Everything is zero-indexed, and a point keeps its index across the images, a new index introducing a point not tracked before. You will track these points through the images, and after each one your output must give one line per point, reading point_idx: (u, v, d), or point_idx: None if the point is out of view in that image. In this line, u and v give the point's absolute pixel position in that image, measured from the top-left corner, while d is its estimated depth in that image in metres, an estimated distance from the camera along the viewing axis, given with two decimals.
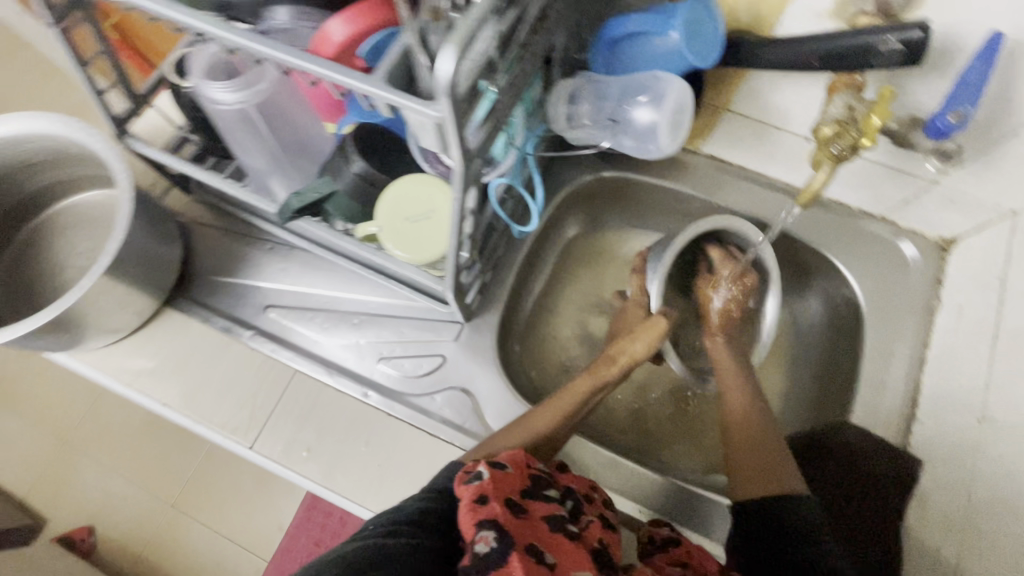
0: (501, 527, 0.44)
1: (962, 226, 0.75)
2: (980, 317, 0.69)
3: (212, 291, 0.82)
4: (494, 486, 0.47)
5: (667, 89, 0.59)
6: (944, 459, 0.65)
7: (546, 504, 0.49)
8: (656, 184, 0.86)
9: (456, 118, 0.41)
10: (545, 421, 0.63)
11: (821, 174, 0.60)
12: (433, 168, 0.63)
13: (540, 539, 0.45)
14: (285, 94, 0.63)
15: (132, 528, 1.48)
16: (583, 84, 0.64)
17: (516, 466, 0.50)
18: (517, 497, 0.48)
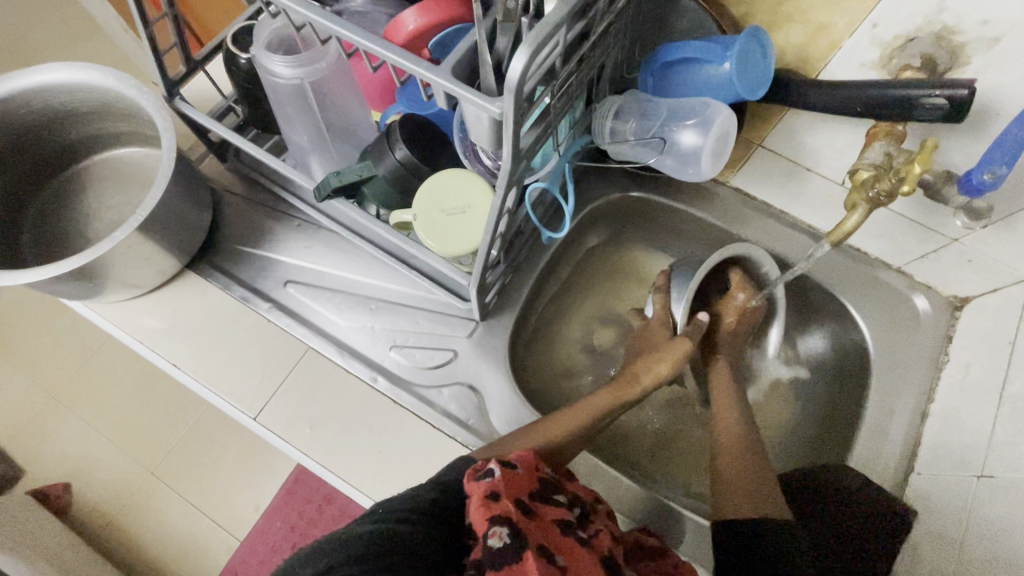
0: (515, 524, 0.45)
1: (976, 286, 0.77)
2: (987, 377, 0.70)
3: (234, 260, 0.82)
4: (506, 486, 0.48)
5: (714, 116, 0.61)
6: (939, 513, 0.66)
7: (554, 508, 0.50)
8: (681, 209, 0.87)
9: (515, 117, 0.42)
10: (559, 430, 0.65)
11: (854, 216, 0.61)
12: (473, 166, 0.66)
13: (550, 541, 0.46)
14: (341, 77, 0.65)
15: (110, 489, 1.46)
16: (630, 102, 0.66)
17: (525, 467, 0.51)
18: (527, 498, 0.49)
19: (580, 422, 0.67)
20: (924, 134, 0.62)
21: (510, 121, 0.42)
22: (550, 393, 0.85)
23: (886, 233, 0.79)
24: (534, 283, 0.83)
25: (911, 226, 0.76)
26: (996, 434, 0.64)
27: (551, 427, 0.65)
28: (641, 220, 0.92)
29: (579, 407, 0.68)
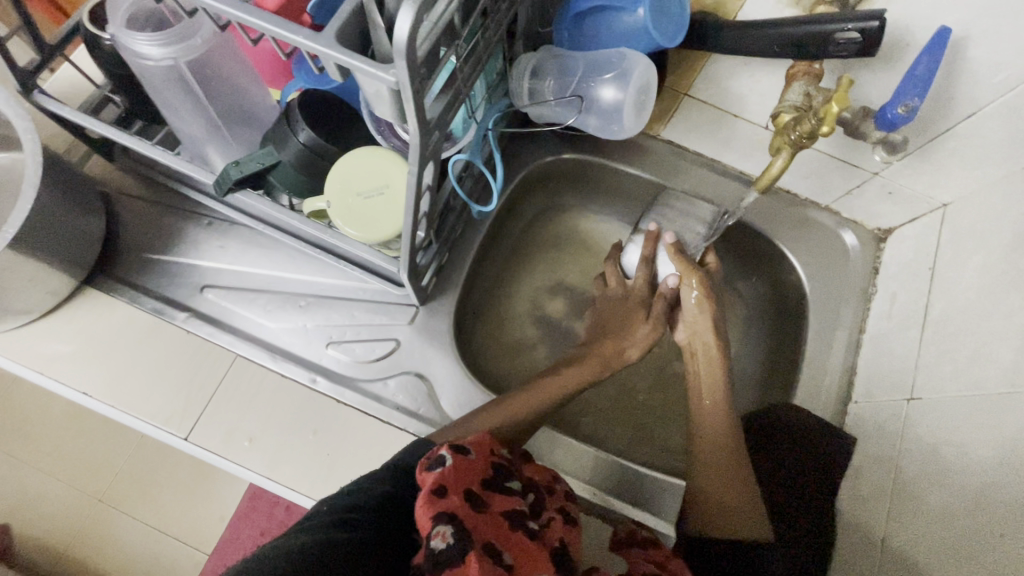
0: (457, 520, 0.42)
1: (898, 216, 0.80)
2: (911, 304, 0.73)
3: (140, 270, 0.75)
4: (454, 477, 0.46)
5: (632, 66, 0.58)
6: (876, 436, 0.69)
7: (504, 498, 0.48)
8: (615, 168, 0.86)
9: (413, 84, 0.38)
10: (523, 410, 0.64)
11: (778, 160, 0.61)
12: (387, 143, 0.61)
13: (497, 535, 0.44)
14: (224, 54, 0.58)
15: (57, 524, 1.37)
16: (547, 58, 0.62)
17: (479, 453, 0.50)
18: (476, 490, 0.46)
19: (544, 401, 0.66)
20: (839, 70, 0.62)
21: (407, 89, 0.38)
22: (503, 369, 0.83)
23: (812, 173, 0.81)
24: (473, 259, 0.79)
25: (835, 165, 0.77)
26: (921, 356, 0.67)
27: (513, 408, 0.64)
28: (576, 183, 0.90)
29: (541, 387, 0.67)
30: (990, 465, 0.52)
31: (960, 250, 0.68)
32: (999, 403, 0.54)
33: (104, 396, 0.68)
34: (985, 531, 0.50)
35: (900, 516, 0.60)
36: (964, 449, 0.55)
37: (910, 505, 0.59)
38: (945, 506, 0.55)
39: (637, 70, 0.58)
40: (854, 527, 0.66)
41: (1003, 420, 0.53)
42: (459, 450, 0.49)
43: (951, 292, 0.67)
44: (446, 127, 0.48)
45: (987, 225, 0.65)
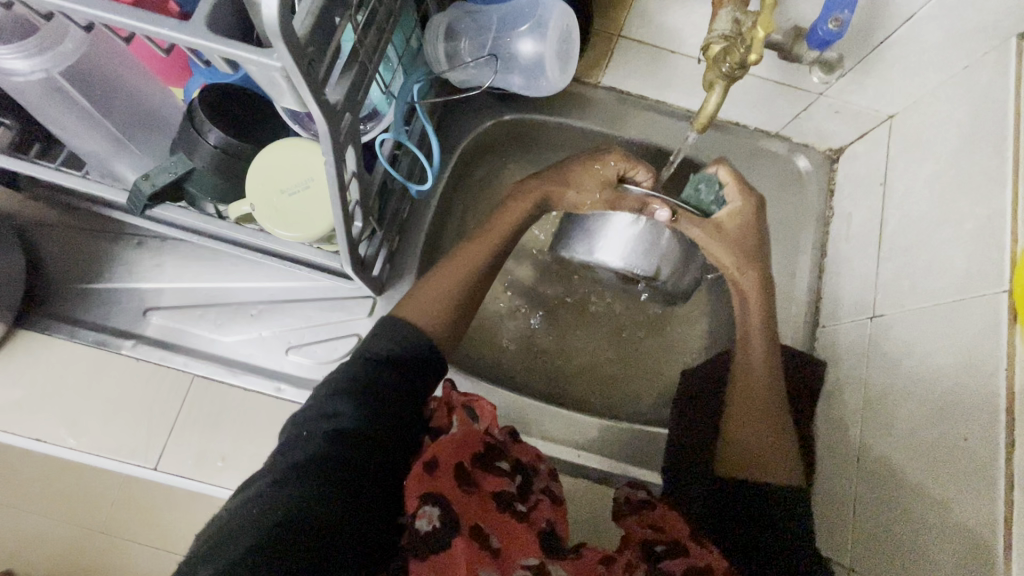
0: (446, 504, 0.43)
1: (847, 134, 0.79)
2: (866, 221, 0.73)
3: (74, 302, 0.70)
4: (450, 454, 0.46)
5: (549, 16, 0.55)
6: (843, 357, 0.70)
7: (496, 478, 0.47)
8: (559, 124, 0.82)
9: (303, 67, 0.34)
10: (438, 293, 0.61)
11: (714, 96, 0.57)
12: (306, 132, 0.56)
13: (485, 518, 0.45)
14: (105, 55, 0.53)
15: (58, 560, 1.35)
16: (460, 16, 0.58)
17: (467, 432, 0.49)
18: (471, 467, 0.47)
19: (485, 257, 0.65)
20: None
21: (296, 73, 0.34)
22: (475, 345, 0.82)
23: (758, 102, 0.79)
24: (425, 240, 0.76)
25: (779, 90, 0.75)
26: (881, 273, 0.67)
27: (459, 269, 0.63)
28: (523, 144, 0.86)
29: (486, 236, 0.66)
30: (951, 371, 0.53)
31: (909, 161, 0.68)
32: (956, 309, 0.54)
33: (61, 439, 0.65)
34: (951, 435, 0.51)
35: (872, 430, 0.62)
36: (926, 359, 0.56)
37: (880, 419, 0.61)
38: (913, 416, 0.56)
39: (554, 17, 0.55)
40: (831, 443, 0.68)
41: (960, 325, 0.53)
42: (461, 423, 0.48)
43: (903, 204, 0.67)
44: (358, 108, 0.44)
45: (932, 131, 0.65)
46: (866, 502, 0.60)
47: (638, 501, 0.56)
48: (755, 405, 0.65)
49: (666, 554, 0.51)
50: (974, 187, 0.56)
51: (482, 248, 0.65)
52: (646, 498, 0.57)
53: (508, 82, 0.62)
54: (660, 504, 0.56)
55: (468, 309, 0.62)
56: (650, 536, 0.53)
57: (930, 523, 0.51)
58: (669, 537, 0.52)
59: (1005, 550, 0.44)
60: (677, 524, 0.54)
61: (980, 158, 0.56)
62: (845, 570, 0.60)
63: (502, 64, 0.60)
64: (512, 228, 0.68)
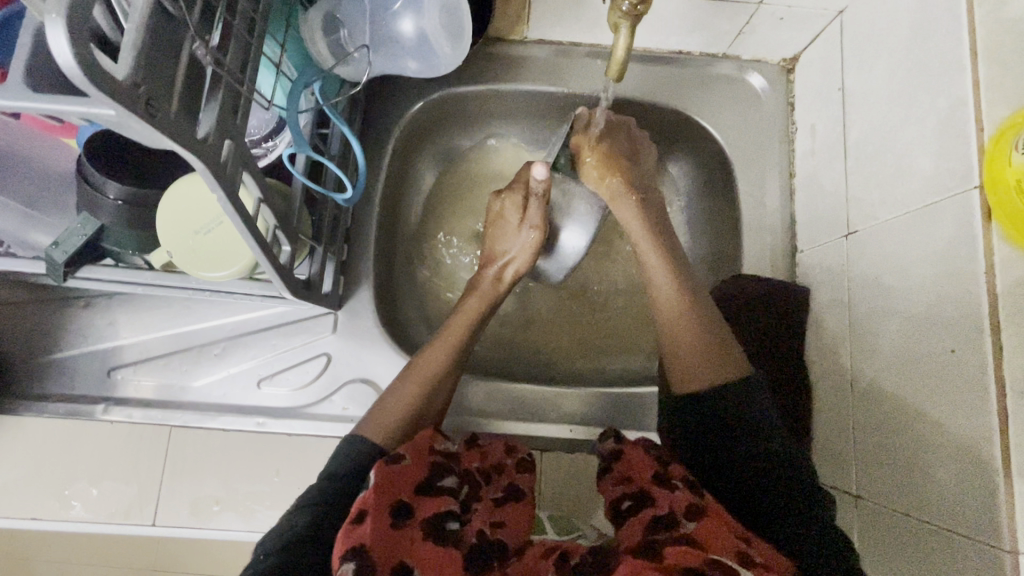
0: (364, 552, 0.43)
1: (798, 41, 0.73)
2: (830, 133, 0.68)
3: (36, 378, 0.69)
4: (375, 497, 0.47)
5: None
6: (823, 280, 0.67)
7: (433, 501, 0.49)
8: (492, 91, 0.77)
9: (139, 111, 0.30)
10: (408, 401, 0.59)
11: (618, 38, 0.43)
12: None
13: (410, 552, 0.45)
14: None
15: None
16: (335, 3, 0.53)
17: (414, 457, 0.51)
18: (404, 500, 0.48)
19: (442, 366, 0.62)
20: None
21: (133, 118, 0.30)
22: None
23: (697, 25, 0.72)
24: (377, 243, 0.73)
25: (715, 9, 0.69)
26: (851, 186, 0.63)
27: (417, 385, 0.60)
28: (461, 120, 0.81)
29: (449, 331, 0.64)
30: (930, 282, 0.50)
31: (864, 59, 0.62)
32: (928, 216, 0.51)
33: (55, 514, 0.65)
34: (938, 348, 0.49)
35: (861, 353, 0.59)
36: (905, 272, 0.53)
37: (867, 340, 0.58)
38: (899, 333, 0.54)
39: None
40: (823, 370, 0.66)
41: (934, 232, 0.50)
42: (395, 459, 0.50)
43: (863, 109, 0.62)
44: (237, 133, 0.41)
45: (884, 22, 0.59)
46: (863, 427, 0.58)
47: (610, 453, 0.60)
48: (677, 327, 0.60)
49: (635, 508, 0.52)
50: (933, 78, 0.51)
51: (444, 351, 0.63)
52: (616, 448, 0.60)
53: (402, 68, 0.60)
54: (629, 450, 0.59)
55: (432, 414, 0.61)
56: (619, 493, 0.55)
57: (928, 442, 0.49)
58: (635, 488, 0.54)
59: (1003, 460, 0.42)
60: (641, 468, 0.56)
61: (935, 45, 0.51)
62: (852, 497, 0.58)
63: (394, 48, 0.58)
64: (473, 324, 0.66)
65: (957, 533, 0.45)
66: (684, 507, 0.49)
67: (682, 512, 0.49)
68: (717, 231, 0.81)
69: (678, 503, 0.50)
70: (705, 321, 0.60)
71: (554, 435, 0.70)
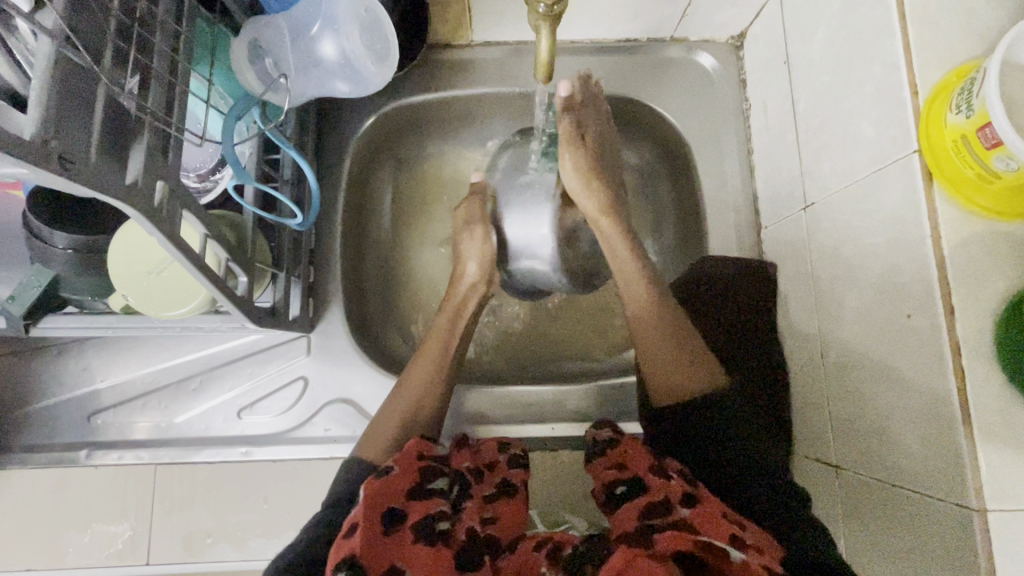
0: (356, 562, 0.42)
1: (742, 17, 0.73)
2: (780, 107, 0.68)
3: (16, 430, 0.69)
4: (368, 506, 0.46)
5: (339, 8, 0.55)
6: (788, 255, 0.67)
7: (424, 502, 0.49)
8: (445, 98, 0.77)
9: (52, 166, 0.31)
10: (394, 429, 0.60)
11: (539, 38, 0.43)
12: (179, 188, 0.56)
13: (402, 556, 0.45)
14: None
15: None
16: (256, 33, 0.52)
17: (405, 466, 0.51)
18: (398, 504, 0.48)
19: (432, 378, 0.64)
20: None
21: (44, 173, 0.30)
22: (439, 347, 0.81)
23: (639, 11, 0.72)
24: (343, 262, 0.73)
25: None
26: (804, 159, 0.63)
27: (407, 403, 0.62)
28: (417, 129, 0.81)
29: (424, 357, 0.66)
30: (883, 249, 0.50)
31: (804, 29, 0.62)
32: (875, 183, 0.51)
33: (48, 563, 0.65)
34: (896, 313, 0.49)
35: (828, 325, 0.59)
36: (860, 240, 0.53)
37: (832, 311, 0.58)
38: (860, 302, 0.54)
39: (346, 11, 0.55)
40: (795, 343, 0.66)
41: (881, 198, 0.50)
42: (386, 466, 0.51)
43: (808, 80, 0.62)
44: (171, 172, 0.41)
45: None
46: (836, 398, 0.58)
47: (604, 440, 0.62)
48: (642, 321, 0.64)
49: (628, 494, 0.53)
50: (867, 44, 0.51)
51: (427, 362, 0.65)
52: (608, 437, 0.63)
53: (333, 90, 0.59)
54: (621, 441, 0.61)
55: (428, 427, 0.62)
56: (613, 478, 0.56)
57: (896, 408, 0.49)
58: (630, 475, 0.56)
59: (963, 420, 0.42)
60: (640, 459, 0.57)
61: (866, 11, 0.51)
62: (832, 468, 0.58)
63: (322, 71, 0.58)
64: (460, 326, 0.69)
65: (928, 495, 0.46)
66: (681, 497, 0.50)
67: (679, 501, 0.49)
68: (683, 215, 0.81)
69: (673, 493, 0.51)
70: (672, 335, 0.62)
71: (537, 434, 0.70)
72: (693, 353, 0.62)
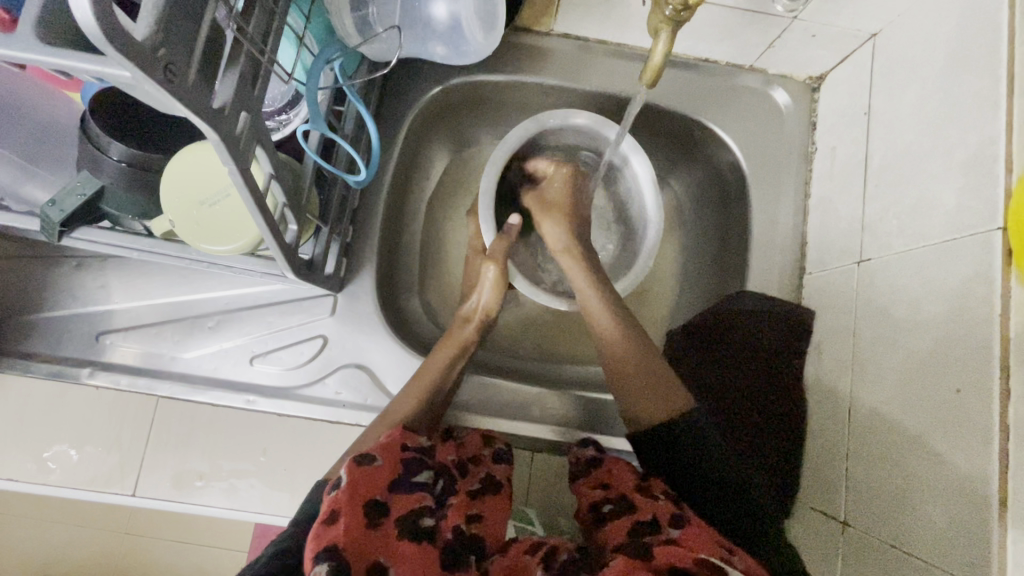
0: (338, 553, 0.39)
1: (826, 60, 0.72)
2: (851, 156, 0.67)
3: (24, 336, 0.67)
4: (349, 497, 0.43)
5: None
6: (830, 305, 0.67)
7: (407, 497, 0.46)
8: (510, 82, 0.75)
9: (158, 75, 0.29)
10: None
11: (658, 46, 0.45)
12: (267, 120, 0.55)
13: (387, 550, 0.42)
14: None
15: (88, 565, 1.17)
16: None
17: (387, 459, 0.48)
18: (380, 497, 0.45)
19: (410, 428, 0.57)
20: None
21: (151, 84, 0.29)
22: None
23: (727, 34, 0.71)
24: (382, 227, 0.72)
25: (749, 19, 0.67)
26: (867, 214, 0.63)
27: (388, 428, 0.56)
28: (479, 106, 0.79)
29: (417, 380, 0.61)
30: (945, 318, 0.49)
31: (896, 83, 0.61)
32: (948, 251, 0.50)
33: (33, 476, 0.63)
34: (943, 387, 0.48)
35: (863, 382, 0.59)
36: (916, 305, 0.53)
37: (869, 371, 0.58)
38: (902, 366, 0.53)
39: None
40: (823, 392, 0.65)
41: (951, 268, 0.50)
42: (367, 456, 0.47)
43: (889, 136, 0.61)
44: (260, 105, 0.39)
45: (920, 50, 0.58)
46: (858, 456, 0.57)
47: (587, 460, 0.60)
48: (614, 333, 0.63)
49: (614, 513, 0.53)
50: (968, 112, 0.51)
51: (414, 391, 0.60)
52: (592, 456, 0.61)
53: (429, 51, 0.64)
54: (605, 461, 0.59)
55: None
56: (599, 497, 0.55)
57: (924, 481, 0.49)
58: (618, 494, 0.55)
59: (999, 504, 0.42)
60: (624, 479, 0.56)
61: (972, 80, 0.51)
62: (840, 524, 0.58)
63: (421, 34, 0.62)
64: (449, 369, 0.62)
65: (951, 572, 0.45)
66: (668, 518, 0.49)
67: (669, 522, 0.49)
68: (727, 243, 0.80)
69: (662, 513, 0.50)
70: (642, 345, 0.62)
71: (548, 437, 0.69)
72: (654, 351, 0.62)
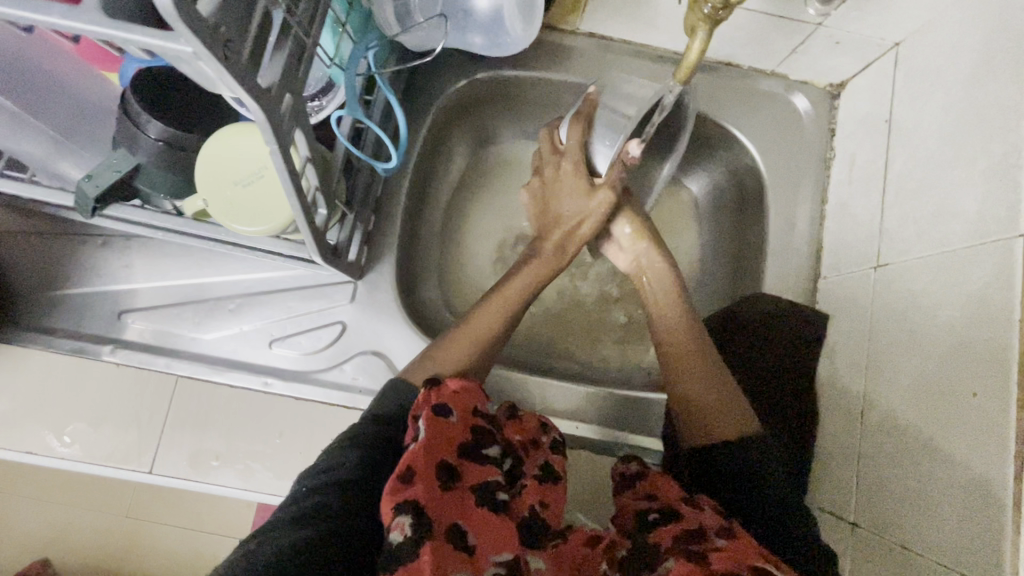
0: (420, 509, 0.43)
1: (848, 67, 0.72)
2: (870, 163, 0.68)
3: (47, 312, 0.68)
4: (425, 454, 0.45)
5: None
6: (845, 309, 0.67)
7: (480, 467, 0.47)
8: (535, 78, 0.76)
9: (217, 51, 0.30)
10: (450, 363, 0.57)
11: (696, 42, 0.47)
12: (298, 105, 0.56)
13: (463, 514, 0.45)
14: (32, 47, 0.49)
15: (91, 545, 1.18)
16: None
17: (462, 418, 0.49)
18: (452, 461, 0.46)
19: (476, 348, 0.59)
20: None
21: (210, 59, 0.30)
22: None
23: (751, 38, 0.71)
24: (403, 217, 0.72)
25: (774, 23, 0.68)
26: (886, 220, 0.63)
27: (470, 336, 0.59)
28: (502, 101, 0.80)
29: (501, 293, 0.64)
30: (963, 323, 0.50)
31: (919, 91, 0.62)
32: (968, 257, 0.51)
33: (52, 450, 0.64)
34: (959, 391, 0.49)
35: (878, 385, 0.59)
36: (933, 310, 0.53)
37: (885, 374, 0.58)
38: (918, 370, 0.54)
39: None
40: (836, 395, 0.65)
41: (971, 274, 0.50)
42: (447, 413, 0.48)
43: (911, 143, 0.62)
44: (303, 87, 0.40)
45: (945, 59, 0.59)
46: (871, 458, 0.58)
47: (630, 474, 0.57)
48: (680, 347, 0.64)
49: (661, 520, 0.50)
50: (993, 120, 0.51)
51: (498, 304, 0.62)
52: (636, 469, 0.57)
53: (469, 40, 0.67)
54: (651, 473, 0.56)
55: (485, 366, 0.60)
56: (644, 506, 0.53)
57: (936, 483, 0.49)
58: (663, 504, 0.52)
59: (1013, 505, 0.43)
60: (669, 488, 0.54)
61: (998, 89, 0.52)
62: (850, 525, 0.59)
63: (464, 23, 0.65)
64: (522, 294, 0.65)
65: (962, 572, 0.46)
66: (717, 528, 0.48)
67: (715, 532, 0.47)
68: (743, 245, 0.80)
69: (709, 522, 0.49)
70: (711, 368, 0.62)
71: (561, 430, 0.69)
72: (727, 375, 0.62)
